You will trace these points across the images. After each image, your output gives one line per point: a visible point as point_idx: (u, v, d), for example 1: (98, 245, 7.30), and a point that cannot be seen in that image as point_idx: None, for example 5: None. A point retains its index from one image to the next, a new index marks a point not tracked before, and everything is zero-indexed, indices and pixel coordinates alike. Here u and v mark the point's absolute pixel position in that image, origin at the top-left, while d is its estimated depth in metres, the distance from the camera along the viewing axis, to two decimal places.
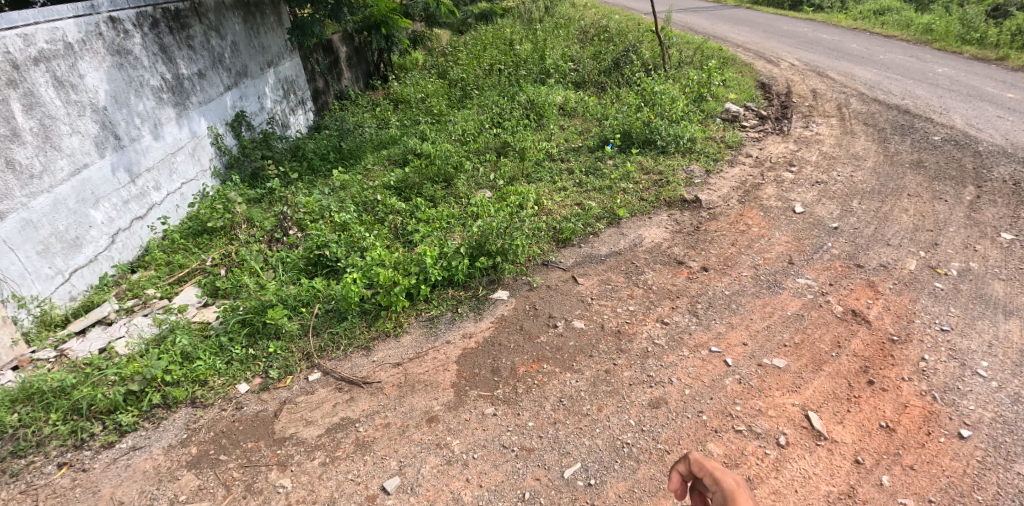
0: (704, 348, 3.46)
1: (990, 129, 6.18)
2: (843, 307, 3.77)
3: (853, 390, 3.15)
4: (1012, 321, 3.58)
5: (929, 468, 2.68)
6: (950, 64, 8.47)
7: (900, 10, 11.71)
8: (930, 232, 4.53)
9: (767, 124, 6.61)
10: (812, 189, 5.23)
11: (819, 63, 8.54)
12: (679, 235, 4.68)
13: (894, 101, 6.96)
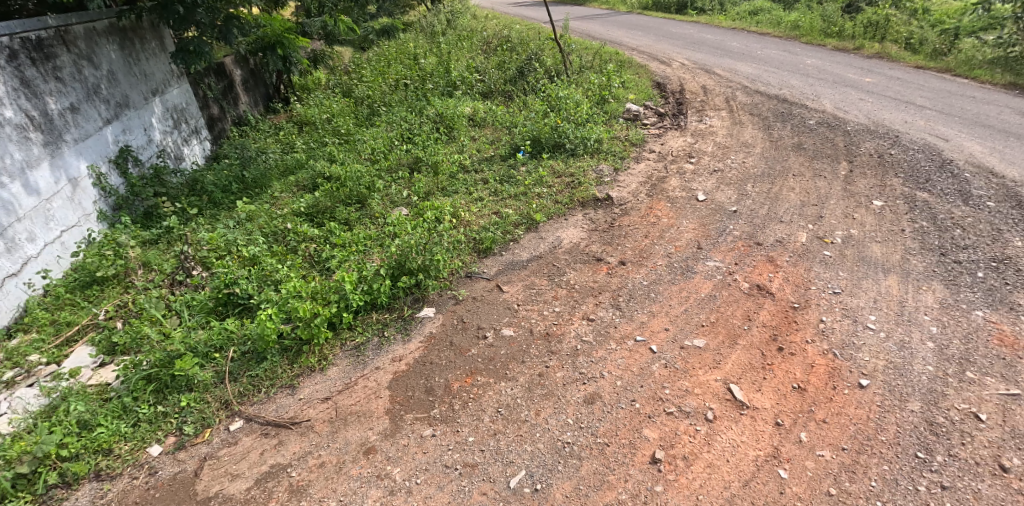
0: (629, 339, 3.59)
1: (854, 110, 6.97)
2: (749, 284, 4.06)
3: (766, 357, 3.39)
4: (890, 279, 4.03)
5: (838, 419, 2.94)
6: (816, 56, 9.48)
7: (770, 9, 12.96)
8: (815, 207, 5.01)
9: (665, 120, 7.03)
10: (711, 177, 5.61)
11: (706, 61, 9.22)
12: (595, 233, 4.85)
13: (773, 92, 7.66)
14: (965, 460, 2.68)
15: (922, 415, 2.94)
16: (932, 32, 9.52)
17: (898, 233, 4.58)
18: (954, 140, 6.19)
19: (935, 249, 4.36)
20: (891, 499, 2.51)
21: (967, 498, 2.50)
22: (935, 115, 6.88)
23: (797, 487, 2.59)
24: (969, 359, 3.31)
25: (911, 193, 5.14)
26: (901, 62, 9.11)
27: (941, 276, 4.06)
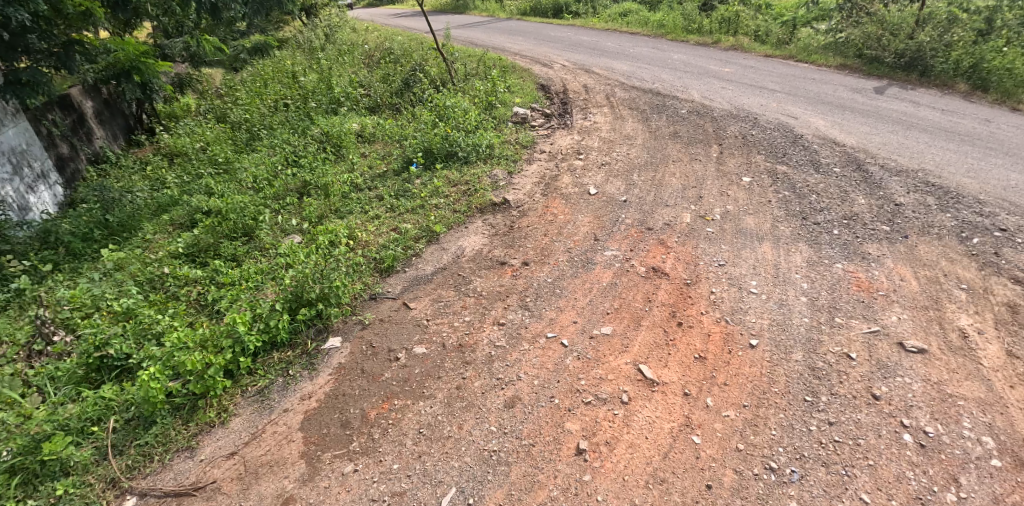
0: (541, 337, 3.66)
1: (718, 98, 7.70)
2: (645, 267, 4.32)
3: (668, 334, 3.64)
4: (764, 246, 4.51)
5: (737, 380, 3.27)
6: (681, 51, 10.36)
7: (637, 10, 13.95)
8: (694, 189, 5.44)
9: (552, 120, 7.29)
10: (600, 171, 5.91)
11: (585, 61, 9.70)
12: (497, 238, 4.90)
13: (648, 86, 8.24)
14: (845, 396, 3.17)
15: (806, 362, 3.39)
16: (774, 25, 10.80)
17: (766, 204, 5.13)
18: (802, 117, 7.07)
19: (797, 215, 4.95)
20: (790, 443, 2.89)
21: (851, 428, 2.98)
22: (784, 97, 7.81)
23: (710, 449, 2.88)
24: (836, 306, 3.87)
25: (773, 167, 5.79)
26: (753, 52, 10.25)
27: (805, 237, 4.64)
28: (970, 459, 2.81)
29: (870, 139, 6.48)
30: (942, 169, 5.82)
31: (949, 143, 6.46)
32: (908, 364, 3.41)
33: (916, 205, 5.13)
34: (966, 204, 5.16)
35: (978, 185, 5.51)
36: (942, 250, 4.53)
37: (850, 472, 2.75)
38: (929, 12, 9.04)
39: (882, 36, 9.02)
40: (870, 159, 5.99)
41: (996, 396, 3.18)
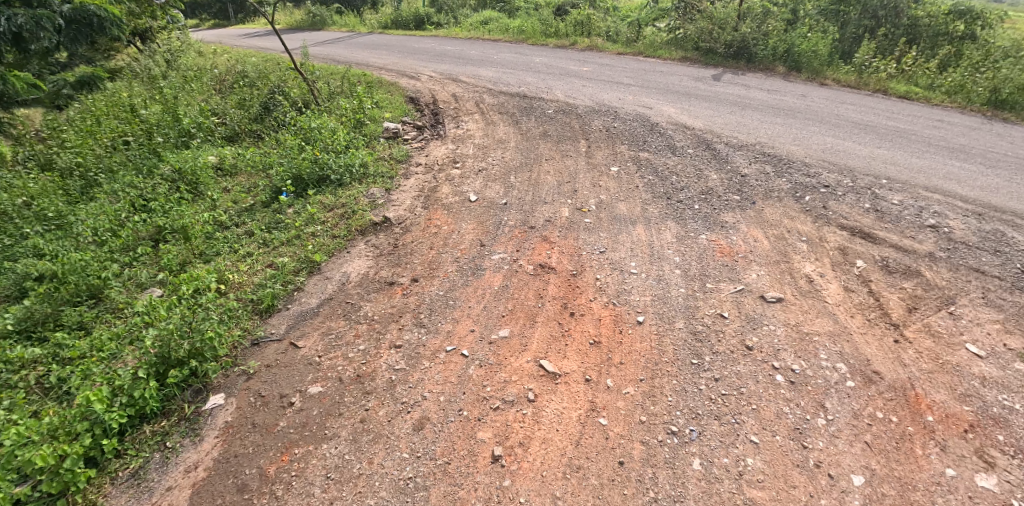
0: (440, 352, 3.76)
1: (580, 96, 8.18)
2: (533, 265, 4.54)
3: (562, 325, 3.95)
4: (638, 229, 4.94)
5: (632, 357, 3.67)
6: (541, 54, 10.85)
7: (497, 17, 14.32)
8: (568, 184, 5.73)
9: (425, 132, 7.24)
10: (478, 177, 6.00)
11: (451, 71, 9.77)
12: (382, 258, 4.86)
13: (515, 90, 8.51)
14: (723, 352, 3.72)
15: (688, 328, 3.90)
16: (622, 25, 11.75)
17: (635, 190, 5.56)
18: (656, 107, 7.75)
19: (662, 196, 5.43)
20: (685, 406, 3.37)
21: (733, 380, 3.54)
22: (638, 90, 8.52)
23: (616, 428, 3.26)
24: (706, 274, 4.42)
25: (636, 155, 6.28)
26: (606, 51, 11.04)
27: (671, 215, 5.13)
28: (830, 385, 3.55)
29: (714, 120, 7.31)
30: (774, 140, 6.75)
31: (776, 117, 7.51)
32: (771, 313, 4.08)
33: (758, 174, 5.89)
34: (796, 168, 6.06)
35: (802, 151, 6.50)
36: (783, 209, 5.30)
37: (739, 420, 3.31)
38: (746, 7, 10.37)
39: (713, 30, 10.20)
40: (717, 137, 6.74)
41: (841, 326, 4.00)
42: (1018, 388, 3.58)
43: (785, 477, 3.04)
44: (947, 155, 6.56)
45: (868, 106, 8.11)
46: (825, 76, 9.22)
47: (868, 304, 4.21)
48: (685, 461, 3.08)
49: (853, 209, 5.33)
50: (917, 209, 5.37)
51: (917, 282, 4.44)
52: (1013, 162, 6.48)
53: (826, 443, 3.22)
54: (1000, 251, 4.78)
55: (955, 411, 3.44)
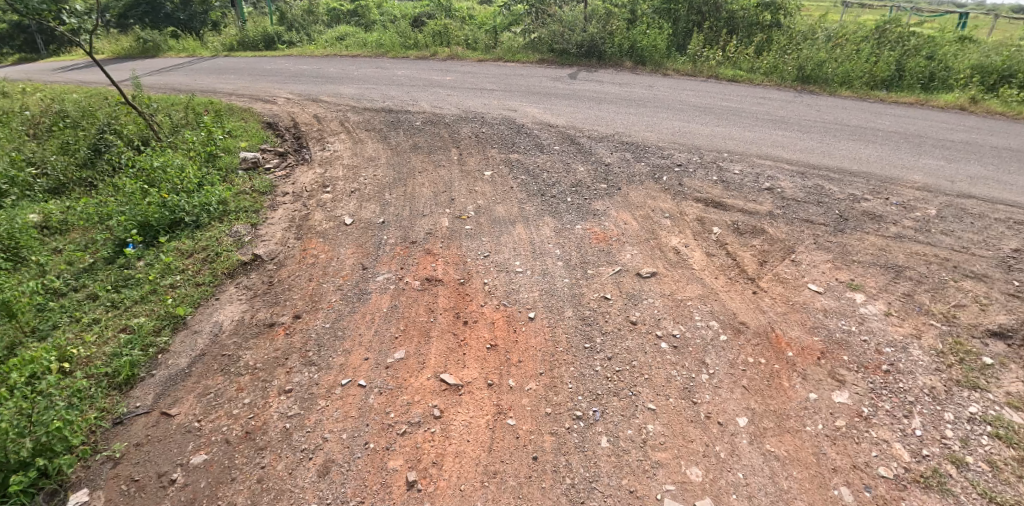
0: (336, 387, 3.65)
1: (447, 105, 8.24)
2: (419, 280, 4.62)
3: (458, 335, 4.08)
4: (518, 228, 5.22)
5: (529, 353, 3.89)
6: (403, 67, 10.76)
7: (353, 32, 13.92)
8: (444, 193, 5.84)
9: (288, 158, 6.80)
10: (351, 199, 5.82)
11: (310, 91, 9.31)
12: (257, 300, 4.51)
13: (379, 106, 8.35)
14: (612, 331, 4.04)
15: (577, 314, 4.20)
16: (480, 33, 12.07)
17: (510, 191, 5.82)
18: (520, 109, 8.05)
19: (536, 193, 5.75)
20: (586, 389, 3.61)
21: (625, 356, 3.85)
22: (502, 94, 8.79)
23: (525, 425, 3.41)
24: (586, 261, 4.77)
25: (507, 157, 6.51)
26: (468, 58, 11.23)
27: (547, 210, 5.47)
28: (707, 343, 3.96)
29: (575, 116, 7.76)
30: (630, 129, 7.34)
31: (630, 108, 8.17)
32: (647, 287, 4.47)
33: (619, 162, 6.38)
34: (652, 152, 6.64)
35: (655, 136, 7.14)
36: (645, 191, 5.80)
37: (635, 391, 3.60)
38: (591, 9, 11.09)
39: (564, 32, 10.81)
40: (580, 132, 7.18)
41: (708, 288, 4.47)
42: (851, 313, 4.26)
43: (683, 434, 3.36)
44: (772, 127, 7.60)
45: (706, 90, 9.13)
46: (666, 67, 10.27)
47: (728, 265, 4.75)
48: (594, 442, 3.30)
49: (704, 182, 5.97)
50: (754, 176, 6.14)
51: (763, 238, 5.08)
52: (820, 126, 7.68)
53: (712, 395, 3.59)
54: (821, 202, 5.65)
55: (807, 342, 4.00)
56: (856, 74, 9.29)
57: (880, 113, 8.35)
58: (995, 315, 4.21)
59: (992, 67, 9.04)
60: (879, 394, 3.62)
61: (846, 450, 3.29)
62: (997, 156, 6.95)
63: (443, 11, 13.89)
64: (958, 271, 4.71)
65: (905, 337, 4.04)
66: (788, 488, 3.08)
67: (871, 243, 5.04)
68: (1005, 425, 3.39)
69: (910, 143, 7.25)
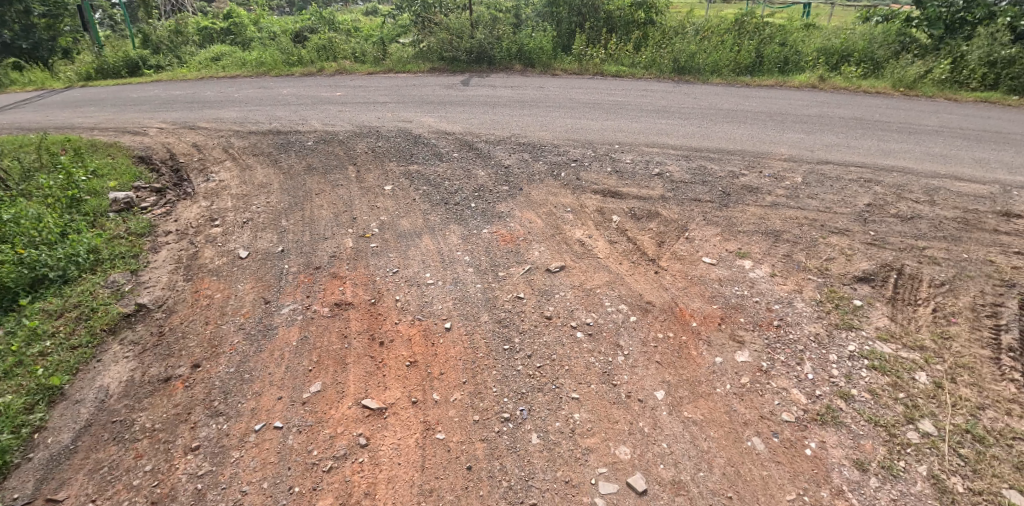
0: (249, 434, 3.38)
1: (339, 122, 7.95)
2: (328, 306, 4.41)
3: (375, 358, 3.95)
4: (425, 239, 5.18)
5: (450, 364, 3.86)
6: (288, 85, 10.22)
7: (231, 52, 12.98)
8: (345, 212, 5.64)
9: (167, 194, 6.17)
10: (244, 230, 5.42)
11: (186, 118, 8.54)
12: (146, 355, 4.05)
13: (265, 128, 7.86)
14: (529, 329, 4.12)
15: (492, 317, 4.24)
16: (367, 45, 11.78)
17: (413, 203, 5.76)
18: (415, 119, 7.97)
19: (440, 203, 5.74)
20: (511, 390, 3.64)
21: (544, 351, 3.93)
22: (396, 106, 8.64)
23: (455, 436, 3.37)
24: (496, 264, 4.82)
25: (407, 170, 6.41)
26: (357, 72, 10.91)
27: (452, 218, 5.48)
28: (619, 326, 4.16)
29: (471, 122, 7.82)
30: (526, 130, 7.53)
31: (524, 109, 8.38)
32: (558, 281, 4.61)
33: (518, 163, 6.52)
34: (548, 150, 6.86)
35: (550, 135, 7.39)
36: (546, 189, 5.98)
37: (558, 384, 3.69)
38: (477, 16, 11.22)
39: (452, 40, 10.84)
40: (476, 137, 7.25)
41: (615, 274, 4.70)
42: (742, 279, 4.67)
43: (608, 416, 3.49)
44: (655, 116, 8.15)
45: (593, 87, 9.60)
46: (554, 68, 10.68)
47: (630, 249, 5.02)
48: (524, 440, 3.33)
49: (599, 174, 6.27)
50: (645, 163, 6.55)
51: (658, 221, 5.43)
52: (697, 112, 8.35)
53: (630, 375, 3.77)
54: (706, 181, 6.14)
55: (707, 311, 4.33)
56: (723, 63, 10.23)
57: (746, 96, 9.26)
58: (858, 264, 4.83)
59: (833, 49, 10.35)
60: (774, 347, 4.00)
61: (753, 403, 3.60)
62: (842, 126, 7.97)
63: (326, 25, 13.37)
64: (824, 229, 5.33)
65: (789, 293, 4.51)
66: (707, 449, 3.31)
67: (751, 214, 5.56)
68: (877, 356, 3.90)
69: (773, 120, 8.10)
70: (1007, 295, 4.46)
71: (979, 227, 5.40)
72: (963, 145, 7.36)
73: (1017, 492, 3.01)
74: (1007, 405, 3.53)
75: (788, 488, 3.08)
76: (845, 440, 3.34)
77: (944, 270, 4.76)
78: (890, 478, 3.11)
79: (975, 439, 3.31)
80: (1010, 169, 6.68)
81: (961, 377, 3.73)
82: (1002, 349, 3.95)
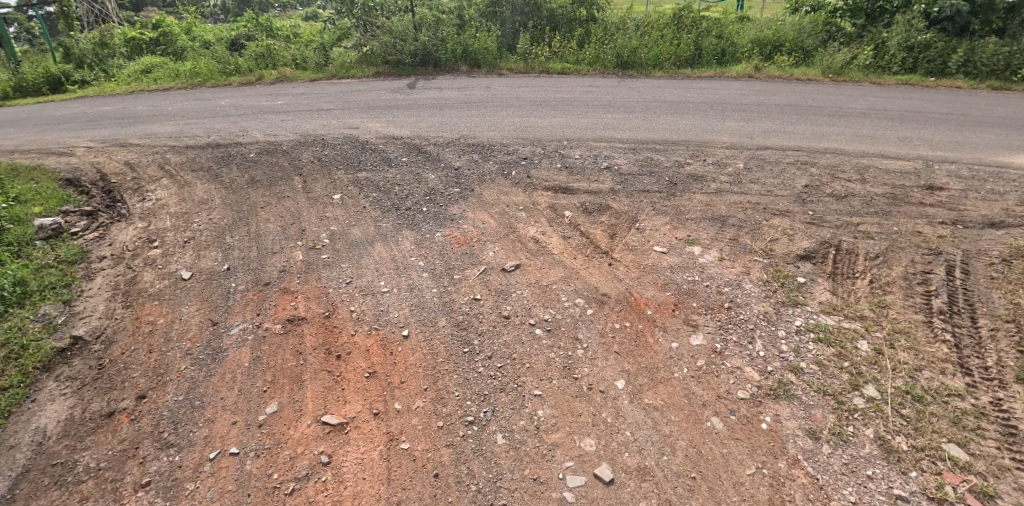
0: (204, 463, 3.23)
1: (281, 131, 7.70)
2: (280, 323, 4.26)
3: (333, 372, 3.84)
4: (378, 247, 5.08)
5: (410, 372, 3.81)
6: (226, 96, 9.80)
7: (162, 63, 12.31)
8: (293, 225, 5.46)
9: (99, 217, 5.79)
10: (186, 250, 5.16)
11: (117, 135, 8.04)
12: (86, 390, 3.79)
13: (203, 141, 7.51)
14: (488, 330, 4.11)
15: (450, 321, 4.21)
16: (308, 51, 11.45)
17: (363, 210, 5.64)
18: (361, 125, 7.81)
19: (391, 209, 5.65)
20: (473, 393, 3.63)
21: (504, 351, 3.94)
22: (341, 112, 8.44)
23: (420, 445, 3.33)
24: (451, 267, 4.79)
25: (356, 177, 6.27)
26: (299, 79, 10.59)
27: (405, 224, 5.40)
28: (576, 320, 4.21)
29: (419, 125, 7.73)
30: (474, 130, 7.51)
31: (472, 110, 8.36)
32: (514, 280, 4.62)
33: (469, 164, 6.50)
34: (498, 150, 6.87)
35: (499, 134, 7.40)
36: (498, 188, 5.98)
37: (521, 383, 3.70)
38: (419, 18, 11.10)
39: (396, 43, 10.67)
40: (425, 140, 7.18)
41: (570, 269, 4.76)
42: (693, 265, 4.82)
43: (572, 410, 3.53)
44: (602, 111, 8.30)
45: (539, 86, 9.68)
46: (500, 68, 10.72)
47: (584, 243, 5.09)
48: (490, 442, 3.32)
49: (550, 171, 6.34)
50: (593, 158, 6.66)
51: (610, 214, 5.54)
52: (642, 106, 8.57)
53: (590, 367, 3.83)
54: (653, 172, 6.30)
55: (661, 299, 4.44)
56: (664, 57, 10.54)
57: (688, 88, 9.56)
58: (799, 243, 5.07)
59: (766, 40, 10.81)
60: (726, 328, 4.15)
61: (709, 384, 3.72)
62: (778, 112, 8.35)
63: (263, 31, 12.90)
64: (767, 211, 5.57)
65: (738, 275, 4.69)
66: (670, 432, 3.40)
67: (698, 201, 5.74)
68: (822, 329, 4.11)
69: (714, 110, 8.40)
70: (934, 263, 4.79)
71: (906, 201, 5.78)
72: (888, 125, 7.85)
73: (954, 445, 3.24)
74: (939, 365, 3.79)
75: (748, 463, 3.20)
76: (797, 411, 3.50)
77: (877, 243, 5.07)
78: (840, 443, 3.29)
79: (914, 399, 3.54)
80: (930, 146, 7.19)
81: (898, 342, 3.98)
82: (932, 313, 4.25)
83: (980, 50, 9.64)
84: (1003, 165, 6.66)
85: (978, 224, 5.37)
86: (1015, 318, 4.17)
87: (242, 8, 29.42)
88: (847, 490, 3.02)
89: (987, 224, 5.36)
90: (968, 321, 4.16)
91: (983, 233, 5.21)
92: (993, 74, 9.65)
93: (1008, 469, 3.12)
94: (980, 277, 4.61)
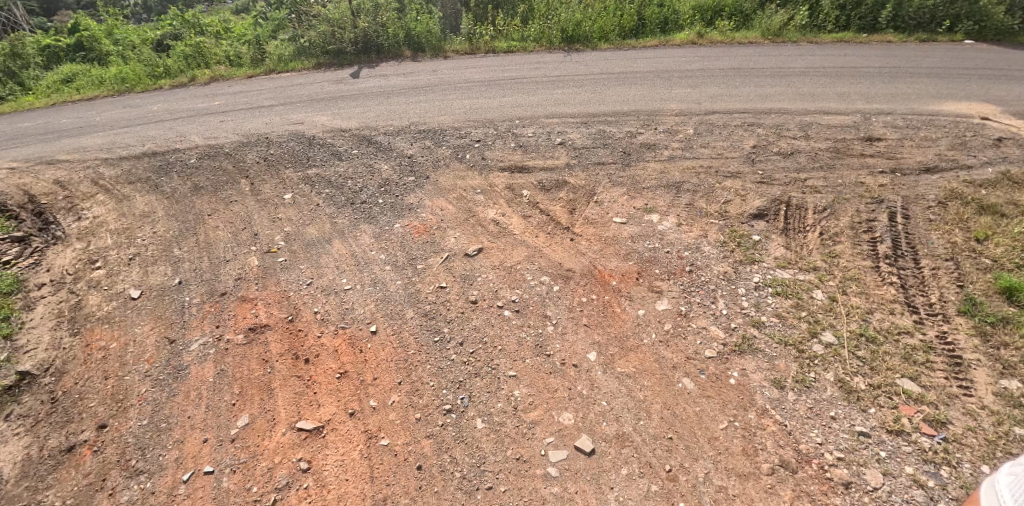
0: (180, 485, 3.16)
1: (222, 133, 7.35)
2: (241, 333, 4.10)
3: (303, 377, 3.74)
4: (335, 244, 4.95)
5: (382, 368, 3.75)
6: (158, 100, 9.25)
7: (85, 71, 11.40)
8: (244, 230, 5.24)
9: (32, 242, 5.36)
10: (132, 267, 4.89)
11: (43, 151, 7.50)
12: (41, 426, 3.59)
13: (138, 151, 7.08)
14: (456, 317, 4.08)
15: (418, 312, 4.17)
16: (241, 47, 10.88)
17: (316, 208, 5.47)
18: (306, 120, 7.53)
19: (345, 204, 5.49)
20: (448, 381, 3.61)
21: (475, 335, 3.92)
22: (283, 108, 8.11)
23: (399, 440, 3.31)
24: (413, 258, 4.72)
25: (305, 175, 6.05)
26: (235, 77, 10.08)
27: (361, 218, 5.27)
28: (544, 297, 4.24)
29: (366, 115, 7.51)
30: (424, 116, 7.37)
31: (419, 96, 8.18)
32: (477, 265, 4.59)
33: (421, 151, 6.38)
34: (450, 134, 6.76)
35: (450, 118, 7.28)
36: (453, 173, 5.90)
37: (494, 366, 3.70)
38: (356, 4, 10.70)
39: (334, 32, 10.26)
40: (374, 131, 6.99)
41: (533, 247, 4.76)
42: (653, 233, 4.90)
43: (547, 387, 3.56)
44: (551, 87, 8.27)
45: (486, 66, 9.55)
46: (444, 51, 10.51)
47: (544, 221, 5.10)
48: (471, 427, 3.34)
49: (504, 151, 6.30)
50: (546, 135, 6.65)
51: (567, 189, 5.56)
52: (591, 79, 8.58)
53: (561, 342, 3.86)
54: (607, 144, 6.36)
55: (625, 269, 4.51)
56: (608, 29, 10.55)
57: (634, 58, 9.61)
58: (752, 202, 5.22)
59: (707, 5, 10.93)
60: (690, 291, 4.26)
61: (678, 347, 3.82)
62: (723, 77, 8.51)
63: (191, 29, 12.12)
64: (719, 174, 5.71)
65: (696, 239, 4.79)
66: (644, 397, 3.48)
67: (651, 170, 5.82)
68: (779, 283, 4.26)
69: (662, 78, 8.50)
70: (878, 211, 5.03)
71: (848, 153, 6.04)
72: (827, 82, 8.13)
73: (907, 379, 3.46)
74: (889, 305, 4.01)
75: (720, 418, 3.33)
76: (762, 364, 3.64)
77: (824, 196, 5.28)
78: (804, 389, 3.45)
79: (869, 340, 3.74)
80: (867, 99, 7.50)
81: (850, 288, 4.19)
82: (878, 258, 4.48)
83: (907, 5, 10.07)
84: (934, 112, 7.03)
85: (914, 170, 5.67)
86: (953, 256, 4.45)
87: (165, 5, 27.66)
88: (814, 432, 3.20)
89: (922, 170, 5.67)
90: (911, 263, 4.41)
91: (920, 179, 5.51)
92: (920, 27, 10.15)
93: (956, 395, 3.37)
94: (920, 220, 4.87)
